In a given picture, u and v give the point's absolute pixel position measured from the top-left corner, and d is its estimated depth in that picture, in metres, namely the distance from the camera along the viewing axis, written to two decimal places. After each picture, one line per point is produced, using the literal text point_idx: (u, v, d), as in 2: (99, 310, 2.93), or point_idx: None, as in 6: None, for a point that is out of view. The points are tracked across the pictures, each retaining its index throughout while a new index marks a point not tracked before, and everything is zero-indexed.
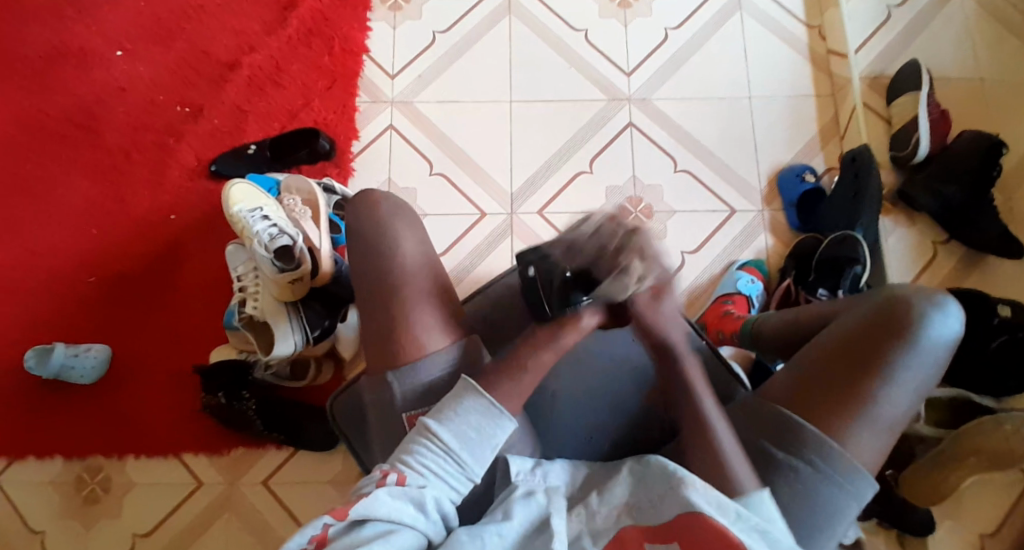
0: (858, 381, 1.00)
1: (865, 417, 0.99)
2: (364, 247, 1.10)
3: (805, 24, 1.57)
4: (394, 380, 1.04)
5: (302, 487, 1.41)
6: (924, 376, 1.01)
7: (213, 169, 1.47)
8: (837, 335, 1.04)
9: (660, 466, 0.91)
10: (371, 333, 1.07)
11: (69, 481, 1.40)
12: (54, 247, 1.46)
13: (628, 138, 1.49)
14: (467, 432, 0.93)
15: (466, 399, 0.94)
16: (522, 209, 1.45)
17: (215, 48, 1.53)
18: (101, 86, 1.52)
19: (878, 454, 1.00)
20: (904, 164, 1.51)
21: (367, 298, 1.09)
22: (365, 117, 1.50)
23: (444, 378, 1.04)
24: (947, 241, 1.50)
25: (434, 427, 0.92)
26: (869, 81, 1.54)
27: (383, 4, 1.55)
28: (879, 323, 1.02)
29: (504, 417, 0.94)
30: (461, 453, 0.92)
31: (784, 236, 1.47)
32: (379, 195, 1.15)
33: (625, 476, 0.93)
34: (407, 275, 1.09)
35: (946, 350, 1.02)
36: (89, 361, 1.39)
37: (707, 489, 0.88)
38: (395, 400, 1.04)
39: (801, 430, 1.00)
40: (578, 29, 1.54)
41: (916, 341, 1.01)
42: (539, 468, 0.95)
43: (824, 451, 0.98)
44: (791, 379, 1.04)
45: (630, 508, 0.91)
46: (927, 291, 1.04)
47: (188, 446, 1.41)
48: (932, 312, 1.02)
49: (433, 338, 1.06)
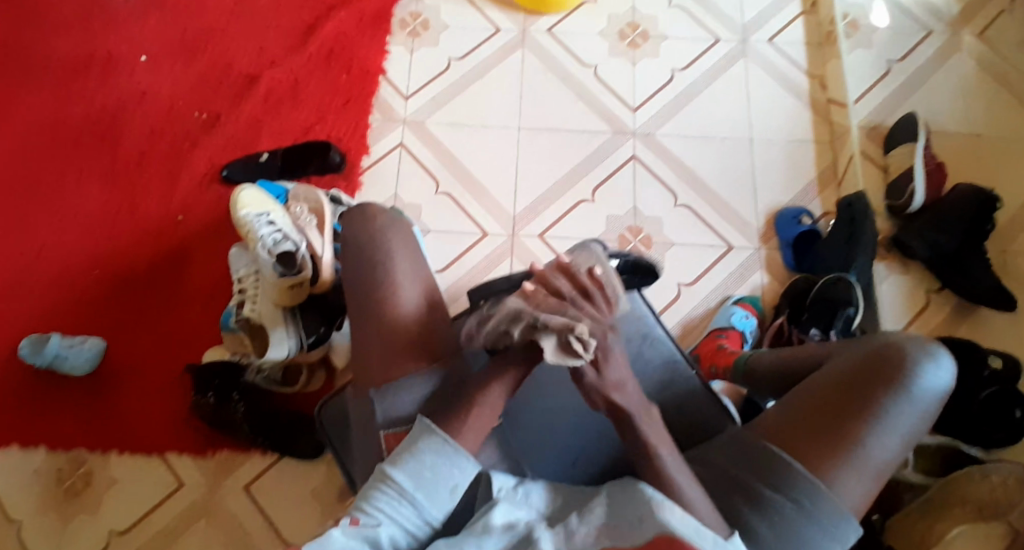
0: (850, 424, 1.00)
1: (856, 460, 0.99)
2: (358, 260, 1.10)
3: (807, 74, 1.62)
4: (375, 397, 1.04)
5: (285, 496, 1.39)
6: (914, 424, 1.01)
7: (225, 175, 1.50)
8: (831, 378, 1.04)
9: (640, 492, 0.91)
10: (364, 343, 1.08)
11: (51, 473, 1.38)
12: (61, 240, 1.48)
13: (630, 170, 1.53)
14: (423, 473, 0.94)
15: (422, 440, 0.96)
16: (524, 232, 1.47)
17: (240, 61, 1.58)
18: (129, 91, 1.57)
19: (865, 499, 1.00)
20: (898, 213, 1.54)
21: (359, 311, 1.09)
22: (376, 134, 1.53)
23: (423, 398, 1.04)
24: (941, 289, 1.52)
25: (390, 471, 0.94)
26: (867, 131, 1.58)
27: (401, 31, 1.60)
28: (872, 369, 1.03)
29: (463, 456, 0.96)
30: (416, 495, 0.93)
31: (780, 276, 1.49)
32: (376, 209, 1.15)
33: (601, 499, 0.92)
34: (400, 290, 1.08)
35: (937, 400, 1.03)
36: (84, 354, 1.40)
37: (683, 515, 0.89)
38: (377, 419, 1.04)
39: (793, 467, 0.99)
40: (587, 65, 1.59)
41: (909, 390, 1.01)
42: (521, 487, 0.95)
43: (813, 491, 0.98)
44: (785, 418, 1.04)
45: (610, 526, 0.89)
46: (920, 341, 1.05)
47: (172, 446, 1.40)
48: (926, 362, 1.03)
49: (422, 355, 1.06)
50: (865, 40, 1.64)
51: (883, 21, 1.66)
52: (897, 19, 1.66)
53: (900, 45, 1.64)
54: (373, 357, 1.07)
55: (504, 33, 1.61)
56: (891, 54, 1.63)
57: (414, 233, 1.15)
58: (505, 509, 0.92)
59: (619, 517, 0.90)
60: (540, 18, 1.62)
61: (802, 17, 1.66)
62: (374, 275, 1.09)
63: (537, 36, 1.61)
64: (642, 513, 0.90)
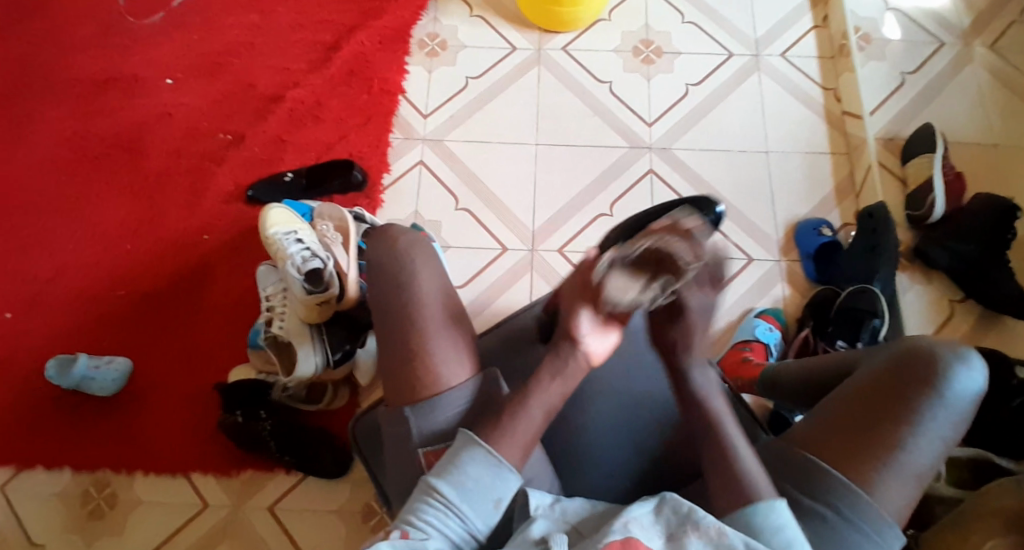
0: (884, 430, 1.00)
1: (893, 466, 0.98)
2: (383, 284, 1.10)
3: (820, 86, 1.63)
4: (411, 415, 1.03)
5: (310, 514, 1.39)
6: (950, 428, 1.00)
7: (250, 194, 1.52)
8: (861, 384, 1.04)
9: (676, 503, 0.91)
10: (393, 364, 1.07)
11: (76, 493, 1.38)
12: (86, 261, 1.49)
13: (647, 184, 1.53)
14: (468, 485, 0.94)
15: (466, 452, 0.96)
16: (543, 247, 1.48)
17: (263, 82, 1.60)
18: (153, 112, 1.59)
19: (906, 505, 0.99)
20: (919, 224, 1.54)
21: (386, 334, 1.08)
22: (396, 152, 1.55)
23: (458, 415, 1.03)
24: (963, 299, 1.52)
25: (436, 483, 0.94)
26: (883, 142, 1.58)
27: (420, 51, 1.63)
28: (903, 374, 1.02)
29: (507, 468, 0.95)
30: (462, 507, 0.93)
31: (800, 287, 1.50)
32: (399, 230, 1.15)
33: (640, 508, 0.91)
34: (427, 311, 1.08)
35: (971, 403, 1.01)
36: (110, 374, 1.40)
37: (719, 533, 0.88)
38: (413, 435, 1.03)
39: (830, 475, 0.99)
40: (601, 81, 1.61)
41: (943, 393, 1.00)
42: (558, 504, 0.95)
43: (851, 498, 0.98)
44: (818, 427, 1.03)
45: (640, 524, 0.89)
46: (951, 343, 1.04)
47: (197, 466, 1.40)
48: (957, 365, 1.02)
49: (454, 371, 1.05)
50: (879, 52, 1.64)
51: (896, 33, 1.67)
52: (909, 30, 1.67)
53: (912, 56, 1.65)
54: (405, 369, 1.05)
55: (519, 52, 1.63)
56: (904, 66, 1.64)
57: (438, 254, 1.15)
58: (544, 525, 0.92)
59: (653, 522, 0.90)
60: (554, 36, 1.64)
61: (814, 30, 1.67)
62: (402, 296, 1.09)
63: (553, 54, 1.63)
64: (677, 526, 0.89)
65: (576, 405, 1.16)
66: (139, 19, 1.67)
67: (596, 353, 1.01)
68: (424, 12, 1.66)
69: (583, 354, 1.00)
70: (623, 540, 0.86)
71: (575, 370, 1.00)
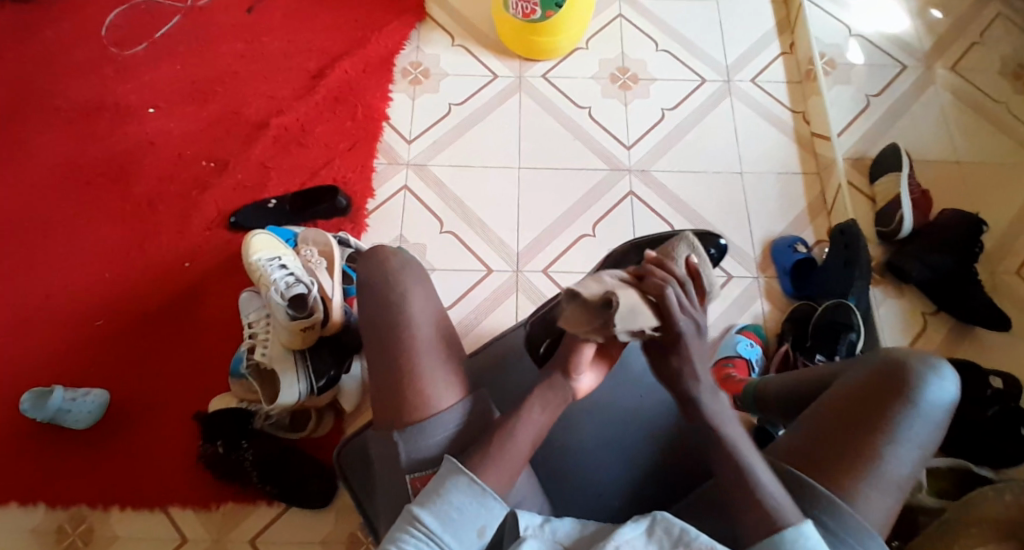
0: (862, 443, 1.01)
1: (873, 479, 1.00)
2: (371, 307, 1.10)
3: (791, 109, 1.68)
4: (399, 439, 1.02)
5: (294, 547, 1.35)
6: (925, 437, 1.02)
7: (233, 221, 1.50)
8: (837, 397, 1.05)
9: (667, 523, 0.91)
10: (383, 387, 1.06)
11: (50, 530, 1.33)
12: (62, 290, 1.46)
13: (629, 206, 1.55)
14: (451, 514, 0.93)
15: (449, 480, 0.95)
16: (528, 268, 1.48)
17: (246, 109, 1.60)
18: (132, 139, 1.58)
19: (887, 518, 1.00)
20: (889, 239, 1.57)
21: (376, 356, 1.08)
22: (379, 177, 1.55)
23: (448, 439, 1.02)
24: (936, 312, 1.55)
25: (418, 512, 0.93)
26: (853, 162, 1.63)
27: (402, 78, 1.64)
28: (876, 387, 1.04)
29: (491, 497, 0.94)
30: (444, 538, 0.92)
31: (778, 303, 1.52)
32: (389, 252, 1.15)
33: (631, 528, 0.91)
34: (416, 332, 1.07)
35: (944, 412, 1.03)
36: (88, 405, 1.36)
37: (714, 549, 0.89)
38: (401, 460, 1.02)
39: (813, 488, 1.00)
40: (582, 106, 1.64)
41: (917, 403, 1.02)
42: (548, 524, 0.93)
43: (835, 511, 0.98)
44: (800, 442, 1.04)
45: (633, 548, 0.90)
46: (921, 355, 1.06)
47: (177, 498, 1.36)
48: (928, 376, 1.04)
49: (443, 394, 1.04)
50: (845, 77, 1.70)
51: (860, 58, 1.72)
52: (875, 55, 1.73)
53: (879, 81, 1.71)
54: (395, 391, 1.05)
55: (500, 79, 1.65)
56: (870, 89, 1.70)
57: (426, 276, 1.15)
58: (534, 546, 0.91)
59: (646, 544, 0.90)
60: (536, 63, 1.67)
61: (784, 57, 1.73)
62: (391, 318, 1.08)
63: (533, 81, 1.65)
64: (669, 547, 0.90)
65: (572, 419, 1.16)
66: (121, 48, 1.66)
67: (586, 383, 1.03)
68: (408, 40, 1.68)
69: (572, 388, 1.01)
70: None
71: (562, 399, 1.02)
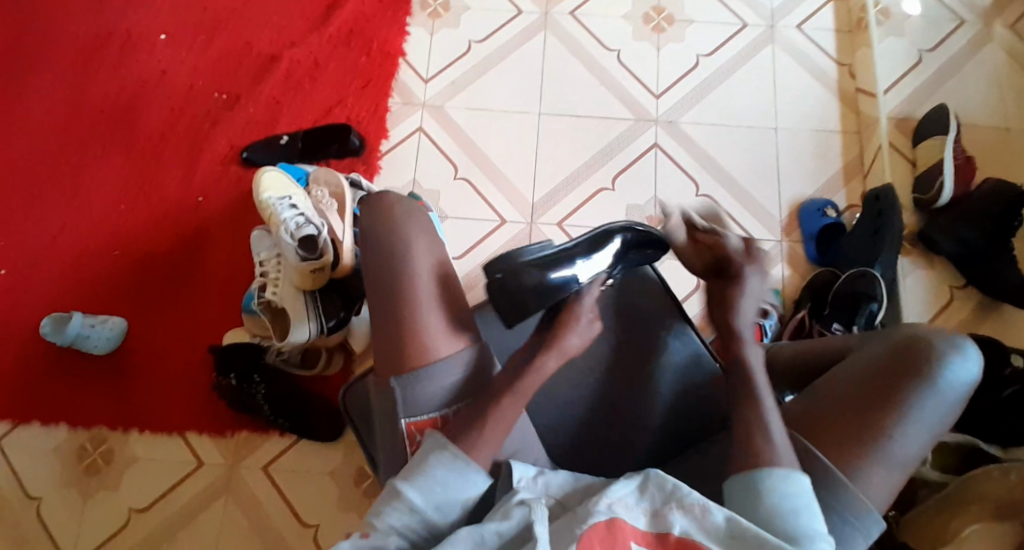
0: (873, 416, 0.95)
1: (879, 455, 0.93)
2: (371, 250, 1.03)
3: (837, 61, 1.58)
4: (396, 386, 0.97)
5: (301, 476, 1.40)
6: (939, 418, 0.95)
7: (245, 156, 1.50)
8: (855, 369, 0.99)
9: (660, 480, 0.88)
10: (380, 340, 1.00)
11: (73, 449, 1.40)
12: (83, 217, 1.49)
13: (651, 159, 1.51)
14: (435, 489, 0.90)
15: (434, 454, 0.91)
16: (542, 220, 1.46)
17: (258, 40, 1.58)
18: (150, 67, 1.57)
19: (888, 494, 0.94)
20: (925, 208, 1.50)
21: (375, 302, 1.02)
22: (395, 118, 1.53)
23: (450, 391, 0.97)
24: (964, 286, 1.49)
25: (402, 487, 0.89)
26: (896, 122, 1.54)
27: (422, 11, 1.60)
28: (897, 361, 0.97)
29: (474, 470, 0.91)
30: (430, 512, 0.89)
31: (801, 269, 1.47)
32: (394, 198, 1.06)
33: (625, 481, 0.88)
34: (416, 283, 1.00)
35: (962, 394, 0.97)
36: (106, 333, 1.41)
37: (703, 512, 0.85)
38: (398, 405, 0.97)
39: (815, 464, 0.94)
40: (610, 50, 1.57)
41: (934, 383, 0.95)
42: (542, 476, 0.92)
43: (833, 484, 0.93)
44: (808, 414, 0.98)
45: (625, 505, 0.86)
46: (944, 334, 0.99)
47: (192, 425, 1.41)
48: (951, 353, 0.96)
49: (442, 344, 0.98)
50: (897, 27, 1.59)
51: (915, 8, 1.61)
52: (931, 6, 1.62)
53: (932, 34, 1.60)
54: (392, 339, 0.99)
55: (525, 16, 1.59)
56: (922, 43, 1.59)
57: (434, 227, 1.06)
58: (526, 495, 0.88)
59: (637, 501, 0.87)
60: (563, 1, 1.61)
61: (832, 3, 1.62)
62: (394, 270, 1.01)
63: (559, 19, 1.59)
64: (661, 504, 0.86)
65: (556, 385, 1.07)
66: None
67: (572, 346, 0.98)
68: None
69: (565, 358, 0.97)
70: (608, 522, 0.83)
71: (536, 383, 0.96)
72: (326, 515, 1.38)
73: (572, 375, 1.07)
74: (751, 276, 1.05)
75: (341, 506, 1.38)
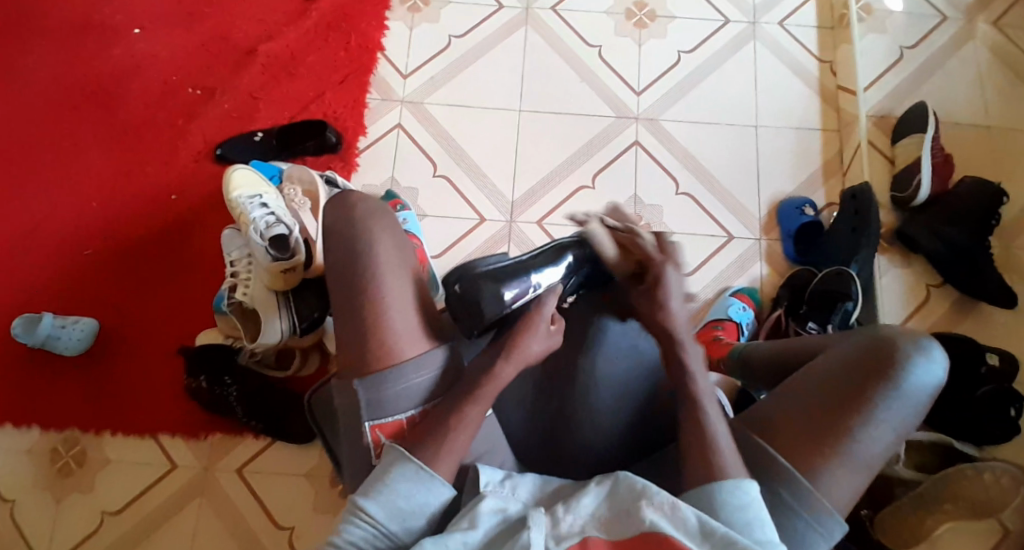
0: (837, 417, 0.95)
1: (838, 455, 0.93)
2: (336, 247, 1.00)
3: (818, 58, 1.58)
4: (361, 388, 0.95)
5: (276, 478, 1.38)
6: (903, 419, 0.95)
7: (218, 153, 1.47)
8: (823, 368, 0.99)
9: (629, 482, 0.86)
10: (345, 342, 0.98)
11: (45, 451, 1.38)
12: (52, 214, 1.46)
13: (632, 157, 1.50)
14: (398, 503, 0.89)
15: (396, 467, 0.90)
16: (522, 218, 1.45)
17: (233, 34, 1.54)
18: (121, 60, 1.54)
19: (852, 497, 0.94)
20: (904, 207, 1.49)
21: (339, 301, 1.00)
22: (373, 114, 1.51)
23: (420, 389, 0.96)
24: (941, 285, 1.48)
25: (362, 502, 0.89)
26: (877, 120, 1.54)
27: (401, 5, 1.57)
28: (860, 362, 0.97)
29: (438, 482, 0.90)
30: (391, 526, 0.89)
31: (779, 267, 1.47)
32: (358, 196, 1.05)
33: (593, 489, 0.86)
34: (381, 283, 0.98)
35: (927, 396, 0.97)
36: (77, 333, 1.38)
37: (673, 508, 0.84)
38: (363, 407, 0.95)
39: (778, 466, 0.94)
40: (592, 45, 1.56)
41: (899, 385, 0.95)
42: (510, 480, 0.91)
43: (795, 486, 0.93)
44: (774, 413, 0.98)
45: (596, 521, 0.84)
46: (911, 333, 0.99)
47: (166, 427, 1.40)
48: (915, 355, 0.96)
49: (408, 344, 0.97)
50: (879, 24, 1.59)
51: (898, 5, 1.61)
52: (913, 3, 1.61)
53: (914, 31, 1.59)
54: (359, 340, 0.96)
55: (506, 10, 1.57)
56: (904, 40, 1.58)
57: (399, 226, 1.05)
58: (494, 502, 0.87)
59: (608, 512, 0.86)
60: None
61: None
62: (357, 270, 0.99)
63: (541, 13, 1.57)
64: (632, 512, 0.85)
65: (532, 384, 1.05)
66: None
67: (535, 351, 0.98)
68: None
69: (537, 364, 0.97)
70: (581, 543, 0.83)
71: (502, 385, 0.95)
72: (302, 517, 1.37)
73: (546, 375, 1.05)
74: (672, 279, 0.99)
75: (317, 508, 1.37)
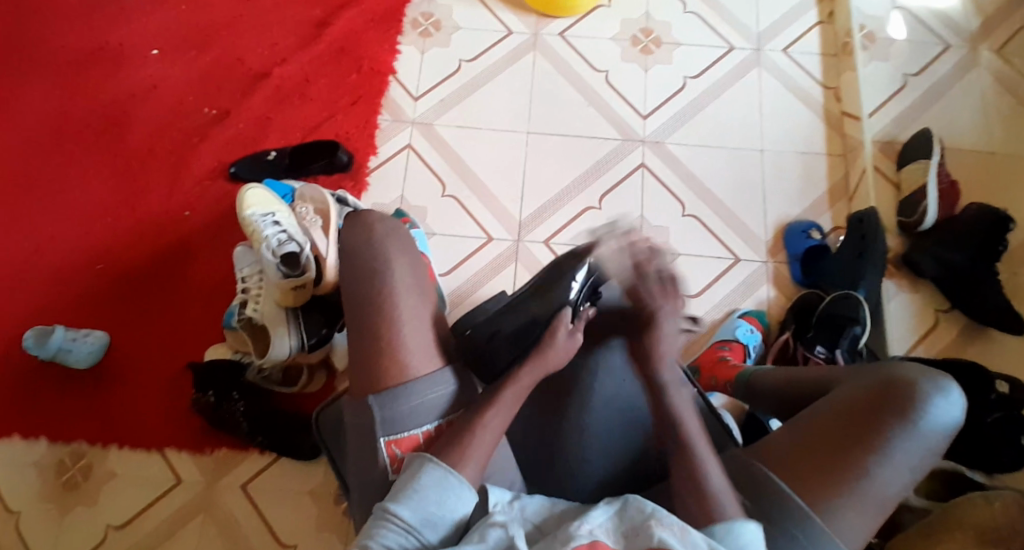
0: (852, 455, 0.94)
1: (855, 493, 0.93)
2: (351, 265, 1.02)
3: (821, 84, 1.60)
4: (374, 404, 0.96)
5: (280, 495, 1.38)
6: (918, 460, 0.95)
7: (233, 171, 1.51)
8: (837, 406, 0.98)
9: (637, 503, 0.85)
10: (356, 353, 0.99)
11: (52, 464, 1.39)
12: (67, 230, 1.49)
13: (638, 179, 1.52)
14: (428, 506, 0.88)
15: (425, 471, 0.90)
16: (528, 238, 1.46)
17: (249, 57, 1.59)
18: (140, 82, 1.58)
19: (864, 534, 0.93)
20: (910, 231, 1.49)
21: (352, 316, 1.01)
22: (384, 136, 1.54)
23: (435, 404, 0.97)
24: (949, 310, 1.47)
25: (393, 506, 0.87)
26: (881, 145, 1.55)
27: (412, 30, 1.61)
28: (877, 403, 0.97)
29: (464, 486, 0.89)
30: (423, 530, 0.87)
31: (786, 290, 1.47)
32: (376, 216, 1.06)
33: (602, 506, 0.86)
34: (395, 299, 1.00)
35: (943, 437, 0.96)
36: (87, 347, 1.40)
37: (682, 531, 0.82)
38: (375, 423, 0.96)
39: (792, 502, 0.93)
40: (599, 70, 1.59)
41: (915, 426, 0.95)
42: (517, 502, 0.89)
43: (810, 524, 0.92)
44: (789, 449, 0.97)
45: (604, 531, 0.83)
46: (928, 374, 0.99)
47: (173, 442, 1.40)
48: (934, 397, 0.97)
49: (420, 361, 0.98)
50: (882, 52, 1.62)
51: (901, 33, 1.64)
52: (915, 31, 1.64)
53: (917, 59, 1.62)
54: (367, 348, 0.98)
55: (515, 36, 1.61)
56: (908, 68, 1.61)
57: (413, 244, 1.06)
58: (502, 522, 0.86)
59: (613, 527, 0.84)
60: (551, 20, 1.63)
61: (819, 27, 1.65)
62: (373, 286, 1.00)
63: (548, 39, 1.61)
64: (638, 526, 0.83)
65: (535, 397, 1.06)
66: None
67: (554, 359, 0.99)
68: None
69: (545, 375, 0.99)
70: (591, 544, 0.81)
71: (515, 395, 0.97)
72: (303, 535, 1.36)
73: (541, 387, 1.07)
74: (666, 319, 0.99)
75: (320, 526, 1.36)
